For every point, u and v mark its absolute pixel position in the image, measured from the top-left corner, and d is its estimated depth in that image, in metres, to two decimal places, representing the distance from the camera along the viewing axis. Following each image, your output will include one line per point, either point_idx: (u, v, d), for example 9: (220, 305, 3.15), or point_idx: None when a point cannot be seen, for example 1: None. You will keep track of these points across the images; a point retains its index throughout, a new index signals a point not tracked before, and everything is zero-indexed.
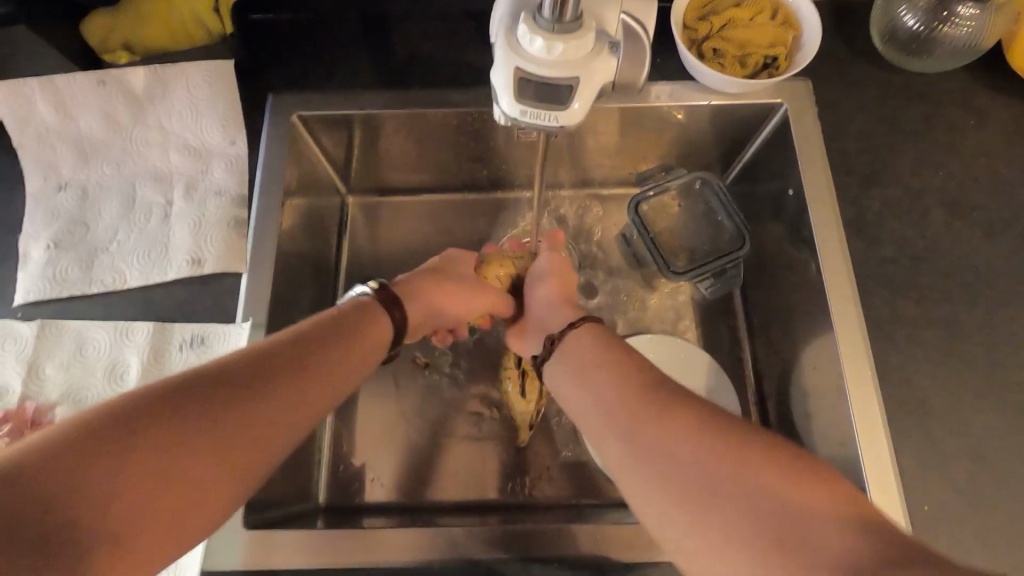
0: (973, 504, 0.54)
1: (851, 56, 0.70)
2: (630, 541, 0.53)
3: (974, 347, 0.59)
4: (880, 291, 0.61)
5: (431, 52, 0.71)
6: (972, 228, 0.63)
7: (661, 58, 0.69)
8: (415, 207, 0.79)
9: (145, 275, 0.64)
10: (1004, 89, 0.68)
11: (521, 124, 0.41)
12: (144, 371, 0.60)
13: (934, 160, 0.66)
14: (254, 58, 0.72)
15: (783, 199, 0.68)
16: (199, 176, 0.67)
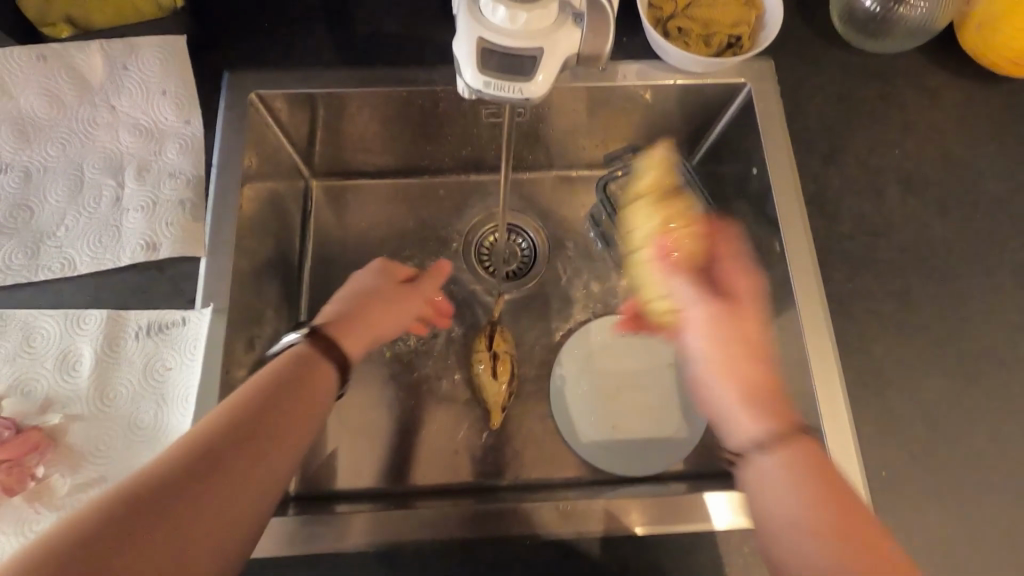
0: (927, 470, 0.56)
1: (812, 37, 0.71)
2: (601, 515, 0.54)
3: (927, 319, 0.61)
4: (839, 267, 0.63)
5: (395, 29, 0.69)
6: (926, 205, 0.66)
7: (627, 37, 0.69)
8: (382, 190, 0.77)
9: (96, 260, 0.61)
10: (955, 68, 0.70)
11: (486, 97, 0.40)
12: (98, 361, 0.57)
13: (890, 139, 0.68)
14: (208, 35, 0.69)
15: (747, 178, 0.69)
16: (152, 157, 0.65)
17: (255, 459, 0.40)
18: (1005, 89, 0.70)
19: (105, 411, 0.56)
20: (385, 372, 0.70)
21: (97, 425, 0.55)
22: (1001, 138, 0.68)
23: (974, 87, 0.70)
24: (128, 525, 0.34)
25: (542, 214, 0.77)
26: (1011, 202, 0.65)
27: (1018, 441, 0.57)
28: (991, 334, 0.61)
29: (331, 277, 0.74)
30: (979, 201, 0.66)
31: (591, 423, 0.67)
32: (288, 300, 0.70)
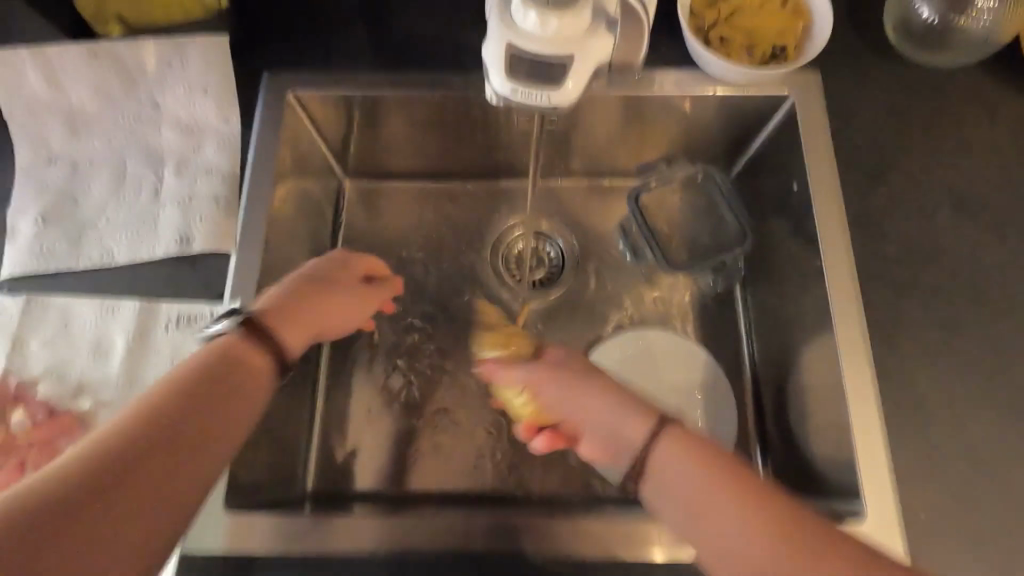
0: (971, 512, 0.53)
1: (863, 48, 0.68)
2: (617, 537, 0.52)
3: (977, 349, 0.58)
4: (882, 290, 0.60)
5: (431, 33, 0.70)
6: (981, 228, 0.62)
7: (666, 44, 0.67)
8: (412, 193, 0.77)
9: (133, 252, 0.63)
10: (1019, 84, 0.66)
11: (514, 103, 0.39)
12: (128, 350, 0.59)
13: (944, 157, 0.64)
14: (250, 36, 0.70)
15: (786, 193, 0.66)
16: (190, 154, 0.66)
17: (215, 444, 0.40)
18: None
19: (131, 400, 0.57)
20: (405, 374, 0.70)
21: None
22: None
23: None
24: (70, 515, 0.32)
25: (571, 223, 0.76)
26: None
27: None
28: None
29: None
30: None
31: None
32: None
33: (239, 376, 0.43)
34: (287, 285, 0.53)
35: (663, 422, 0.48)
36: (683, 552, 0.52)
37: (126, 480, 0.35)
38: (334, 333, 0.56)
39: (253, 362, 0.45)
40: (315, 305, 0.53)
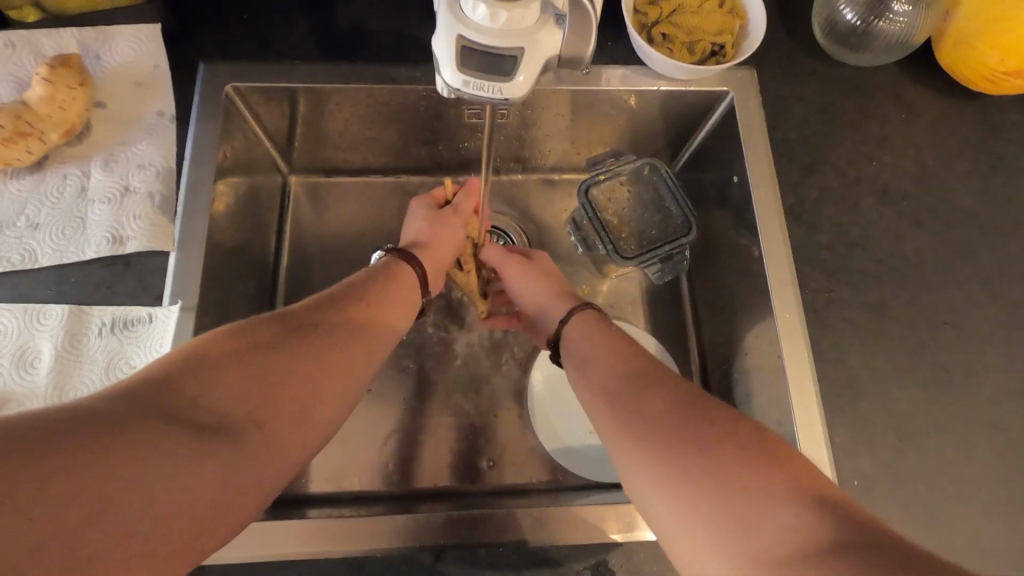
0: (898, 479, 0.57)
1: (794, 48, 0.72)
2: (575, 523, 0.53)
3: (900, 328, 0.62)
4: (816, 276, 0.64)
5: (378, 25, 0.68)
6: (902, 216, 0.66)
7: (612, 41, 0.69)
8: (361, 189, 0.76)
9: (59, 253, 0.59)
10: (932, 84, 0.72)
11: (465, 96, 0.39)
12: (56, 357, 0.55)
13: (867, 151, 0.69)
14: (185, 25, 0.67)
15: (727, 185, 0.69)
16: (121, 148, 0.63)
17: (305, 416, 0.41)
18: (979, 105, 0.71)
19: None
20: None
21: None
22: (974, 153, 0.69)
23: (950, 103, 0.71)
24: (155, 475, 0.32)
25: (523, 217, 0.77)
26: (983, 216, 0.67)
27: (986, 451, 0.58)
28: (962, 346, 0.62)
29: (306, 276, 0.72)
30: (953, 213, 0.67)
31: (568, 429, 0.67)
32: (261, 299, 0.69)
33: (237, 350, 0.40)
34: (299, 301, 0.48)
35: (612, 357, 0.49)
36: (638, 534, 0.53)
37: (112, 434, 0.31)
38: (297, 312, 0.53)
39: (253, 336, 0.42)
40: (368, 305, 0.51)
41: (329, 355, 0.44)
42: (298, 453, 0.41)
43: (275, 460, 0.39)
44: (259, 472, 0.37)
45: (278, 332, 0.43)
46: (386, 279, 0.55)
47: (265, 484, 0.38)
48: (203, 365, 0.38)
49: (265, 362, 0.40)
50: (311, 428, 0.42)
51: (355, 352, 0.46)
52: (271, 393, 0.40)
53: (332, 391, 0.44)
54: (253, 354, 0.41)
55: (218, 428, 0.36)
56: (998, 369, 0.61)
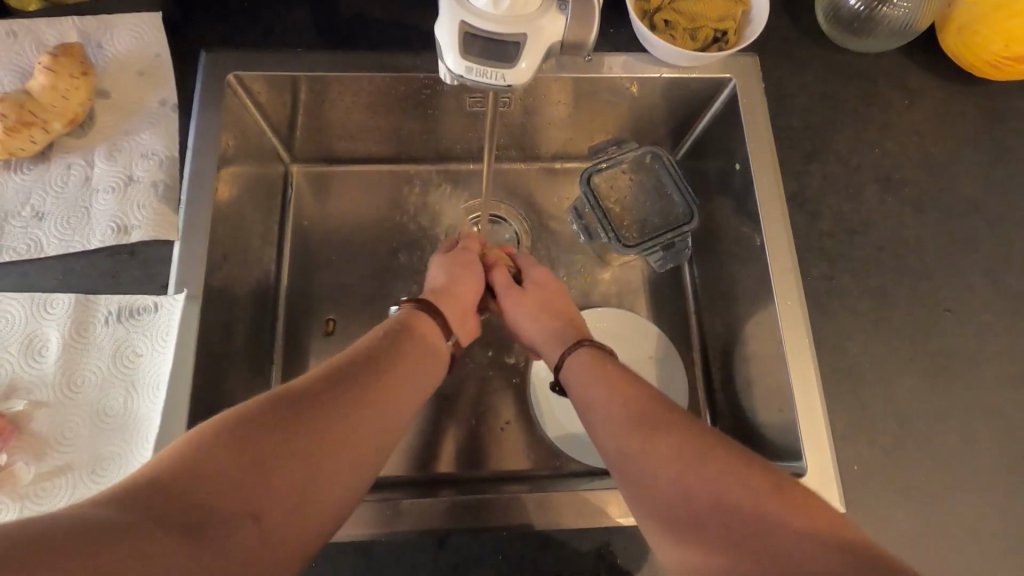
0: (897, 465, 0.58)
1: (797, 34, 0.72)
2: (577, 507, 0.54)
3: (901, 315, 0.63)
4: (817, 264, 0.64)
5: (379, 13, 0.68)
6: (904, 203, 0.66)
7: (614, 28, 0.68)
8: (363, 178, 0.76)
9: (64, 243, 0.59)
10: (936, 70, 0.71)
11: (468, 83, 0.39)
12: (64, 346, 0.56)
13: (870, 138, 0.69)
14: (186, 13, 0.67)
15: (729, 173, 0.69)
16: (124, 138, 0.63)
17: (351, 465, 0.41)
18: (984, 92, 0.71)
19: (71, 398, 0.54)
20: None
21: (64, 412, 0.54)
22: (977, 140, 0.69)
23: (954, 89, 0.71)
24: (196, 534, 0.32)
25: (525, 206, 0.77)
26: (985, 203, 0.67)
27: (986, 437, 0.59)
28: (962, 333, 0.62)
29: (309, 265, 0.73)
30: (956, 200, 0.67)
31: (569, 415, 0.67)
32: (265, 288, 0.69)
33: (281, 403, 0.41)
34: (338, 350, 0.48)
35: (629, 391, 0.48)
36: None
37: (169, 515, 0.32)
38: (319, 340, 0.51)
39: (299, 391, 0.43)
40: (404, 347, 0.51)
41: (366, 399, 0.44)
42: (347, 496, 0.41)
43: (323, 505, 0.39)
44: (307, 520, 0.38)
45: (317, 385, 0.44)
46: (416, 325, 0.54)
47: (311, 531, 0.38)
48: (248, 423, 0.38)
49: (308, 414, 0.41)
50: (359, 470, 0.42)
51: (390, 392, 0.46)
52: (315, 439, 0.40)
53: (375, 433, 0.44)
54: (294, 405, 0.41)
55: (266, 482, 0.36)
56: (998, 356, 0.61)
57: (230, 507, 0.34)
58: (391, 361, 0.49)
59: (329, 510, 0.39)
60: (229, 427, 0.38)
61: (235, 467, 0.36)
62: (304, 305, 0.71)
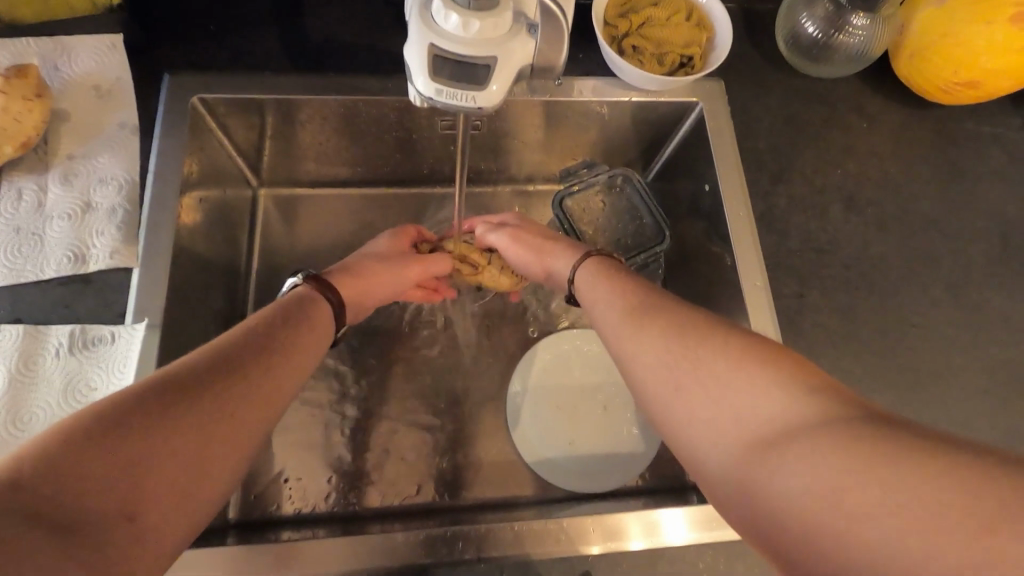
0: None
1: (760, 61, 0.74)
2: (562, 534, 0.53)
3: (868, 332, 0.64)
4: (788, 282, 0.65)
5: (349, 37, 0.68)
6: (867, 222, 0.68)
7: (583, 53, 0.69)
8: (333, 202, 0.75)
9: (15, 272, 0.56)
10: (891, 95, 0.74)
11: (438, 105, 0.39)
12: (10, 382, 0.52)
13: (833, 160, 0.71)
14: (149, 37, 0.65)
15: (699, 193, 0.70)
16: (81, 162, 0.61)
17: (287, 390, 0.42)
18: (935, 115, 0.74)
19: (16, 437, 0.51)
20: (334, 388, 0.68)
21: (8, 451, 0.50)
22: (932, 161, 0.72)
23: (908, 113, 0.74)
24: (184, 447, 0.33)
25: None
26: (942, 221, 0.69)
27: None
28: (929, 347, 0.64)
29: (276, 291, 0.71)
30: (915, 219, 0.69)
31: (547, 441, 0.66)
32: (231, 314, 0.67)
33: (225, 352, 0.40)
34: (290, 300, 0.49)
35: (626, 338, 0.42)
36: (624, 544, 0.53)
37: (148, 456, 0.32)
38: (284, 302, 0.48)
39: (245, 334, 0.42)
40: (315, 319, 0.49)
41: (250, 368, 0.40)
42: (239, 465, 0.36)
43: (206, 476, 0.34)
44: (189, 495, 0.33)
45: (246, 339, 0.42)
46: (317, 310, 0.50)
47: (270, 414, 0.39)
48: (198, 366, 0.37)
49: (184, 381, 0.36)
50: (253, 427, 0.38)
51: (305, 343, 0.45)
52: (266, 384, 0.40)
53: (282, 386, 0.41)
54: (240, 350, 0.40)
55: (123, 438, 0.31)
56: (961, 369, 0.63)
57: (51, 475, 0.28)
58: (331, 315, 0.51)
59: (219, 459, 0.35)
60: (179, 380, 0.36)
61: (211, 404, 0.36)
62: None
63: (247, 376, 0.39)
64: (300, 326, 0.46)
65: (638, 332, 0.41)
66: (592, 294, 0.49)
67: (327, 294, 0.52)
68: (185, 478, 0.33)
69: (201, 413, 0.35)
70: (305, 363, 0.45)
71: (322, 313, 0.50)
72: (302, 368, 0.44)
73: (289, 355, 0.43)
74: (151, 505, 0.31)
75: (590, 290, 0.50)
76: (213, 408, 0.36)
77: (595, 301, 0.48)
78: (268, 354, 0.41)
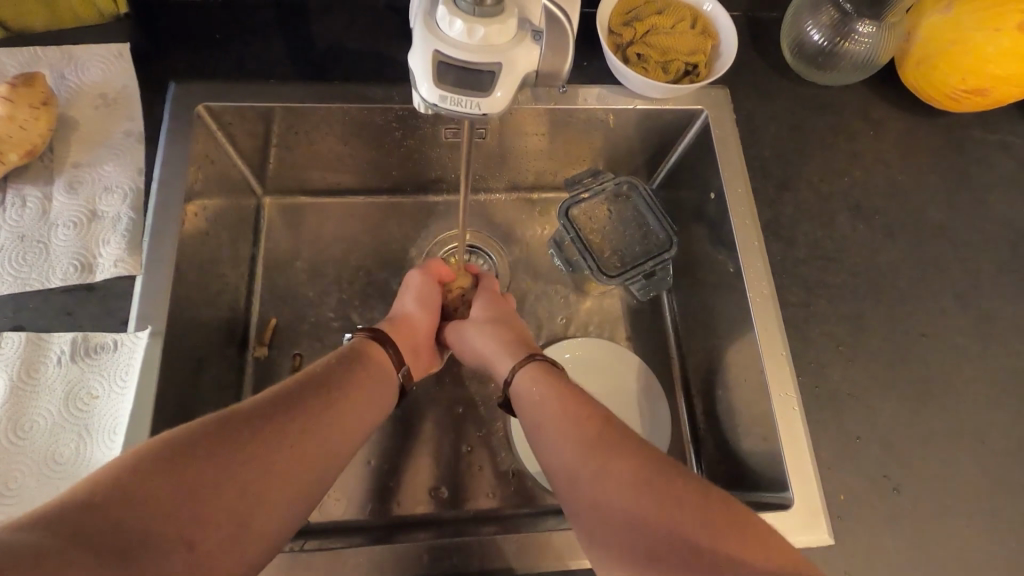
0: (884, 491, 0.57)
1: (765, 68, 0.74)
2: (565, 546, 0.52)
3: (877, 341, 0.63)
4: (795, 290, 0.64)
5: (355, 46, 0.68)
6: (875, 230, 0.68)
7: (588, 61, 0.69)
8: (337, 210, 0.75)
9: (19, 280, 0.56)
10: (897, 102, 0.74)
11: (442, 111, 0.39)
12: (12, 389, 0.52)
13: (839, 167, 0.70)
14: (157, 46, 0.66)
15: (705, 201, 0.69)
16: (87, 170, 0.61)
17: (338, 444, 0.45)
18: (942, 122, 0.73)
19: (17, 445, 0.50)
20: None
21: (9, 460, 0.50)
22: (940, 169, 0.71)
23: (915, 120, 0.73)
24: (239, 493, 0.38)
25: (504, 237, 0.77)
26: (951, 229, 0.68)
27: (967, 463, 0.58)
28: (938, 356, 0.63)
29: (279, 299, 0.70)
30: (923, 226, 0.68)
31: None
32: (235, 322, 0.67)
33: (280, 402, 0.44)
34: (340, 354, 0.52)
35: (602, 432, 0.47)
36: None
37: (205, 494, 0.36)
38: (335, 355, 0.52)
39: (298, 385, 0.47)
40: (365, 367, 0.52)
41: (300, 421, 0.43)
42: (287, 514, 0.40)
43: (259, 515, 0.38)
44: (240, 531, 0.37)
45: (297, 391, 0.46)
46: (369, 354, 0.54)
47: (319, 467, 0.43)
48: (254, 413, 0.42)
49: (246, 419, 0.41)
50: (301, 477, 0.41)
51: (357, 394, 0.49)
52: (315, 437, 0.44)
53: (335, 439, 0.45)
54: (292, 401, 0.45)
55: (188, 473, 0.36)
56: (972, 378, 0.62)
57: (118, 495, 0.33)
58: (375, 367, 0.53)
59: (270, 507, 0.39)
60: (237, 425, 0.40)
61: (264, 453, 0.40)
62: (275, 339, 0.69)
63: (299, 429, 0.43)
64: (354, 371, 0.51)
65: (616, 435, 0.47)
66: (541, 386, 0.53)
67: (385, 344, 0.56)
68: (241, 513, 0.37)
69: (256, 460, 0.39)
70: (356, 414, 0.48)
71: (375, 359, 0.54)
72: (352, 420, 0.47)
73: (340, 409, 0.47)
74: (206, 538, 0.35)
75: (538, 380, 0.53)
76: (266, 456, 0.40)
77: (544, 395, 0.52)
78: (319, 407, 0.45)
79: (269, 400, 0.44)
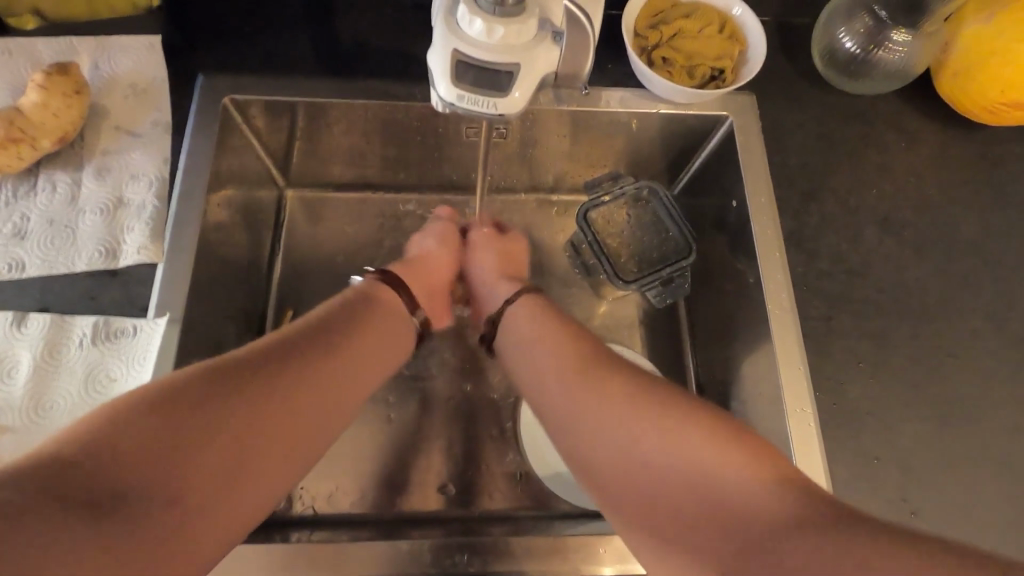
0: (902, 515, 0.55)
1: (795, 75, 0.72)
2: (567, 554, 0.51)
3: (901, 359, 0.61)
4: (816, 303, 0.62)
5: (379, 42, 0.68)
6: (903, 245, 0.66)
7: (611, 64, 0.69)
8: (357, 205, 0.75)
9: (46, 263, 0.58)
10: (932, 114, 0.71)
11: (459, 111, 0.39)
12: (35, 369, 0.54)
13: (868, 179, 0.68)
14: (187, 38, 0.67)
15: (727, 208, 0.68)
16: (115, 159, 0.62)
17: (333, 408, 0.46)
18: (979, 135, 0.71)
19: (38, 424, 0.52)
20: None
21: (30, 439, 0.51)
22: (975, 184, 0.69)
23: (950, 133, 0.71)
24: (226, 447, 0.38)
25: (521, 238, 0.76)
26: (984, 247, 0.66)
27: (991, 491, 0.56)
28: (962, 377, 0.61)
29: (296, 291, 0.71)
30: (955, 243, 0.66)
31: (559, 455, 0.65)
32: (252, 313, 0.68)
33: (277, 356, 0.45)
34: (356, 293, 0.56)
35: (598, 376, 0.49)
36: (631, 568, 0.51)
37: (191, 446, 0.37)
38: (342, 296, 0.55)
39: (301, 332, 0.48)
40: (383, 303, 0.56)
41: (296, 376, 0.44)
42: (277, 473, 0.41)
43: (243, 477, 0.39)
44: (227, 490, 0.38)
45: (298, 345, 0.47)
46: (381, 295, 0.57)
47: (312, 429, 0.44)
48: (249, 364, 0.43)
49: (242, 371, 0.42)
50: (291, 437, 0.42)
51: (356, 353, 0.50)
52: (312, 393, 0.44)
53: (328, 398, 0.45)
54: (288, 354, 0.45)
55: (177, 430, 0.36)
56: (1000, 402, 0.60)
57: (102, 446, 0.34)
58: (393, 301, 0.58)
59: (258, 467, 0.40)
60: (230, 376, 0.41)
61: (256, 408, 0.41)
62: None
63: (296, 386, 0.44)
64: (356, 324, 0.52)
65: (617, 383, 0.48)
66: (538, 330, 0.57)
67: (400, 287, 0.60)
68: (227, 469, 0.38)
69: (245, 415, 0.40)
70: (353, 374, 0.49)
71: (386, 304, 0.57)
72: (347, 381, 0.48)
73: (339, 370, 0.47)
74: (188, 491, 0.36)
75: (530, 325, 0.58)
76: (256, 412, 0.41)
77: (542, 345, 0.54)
78: (315, 363, 0.46)
79: (266, 352, 0.45)
